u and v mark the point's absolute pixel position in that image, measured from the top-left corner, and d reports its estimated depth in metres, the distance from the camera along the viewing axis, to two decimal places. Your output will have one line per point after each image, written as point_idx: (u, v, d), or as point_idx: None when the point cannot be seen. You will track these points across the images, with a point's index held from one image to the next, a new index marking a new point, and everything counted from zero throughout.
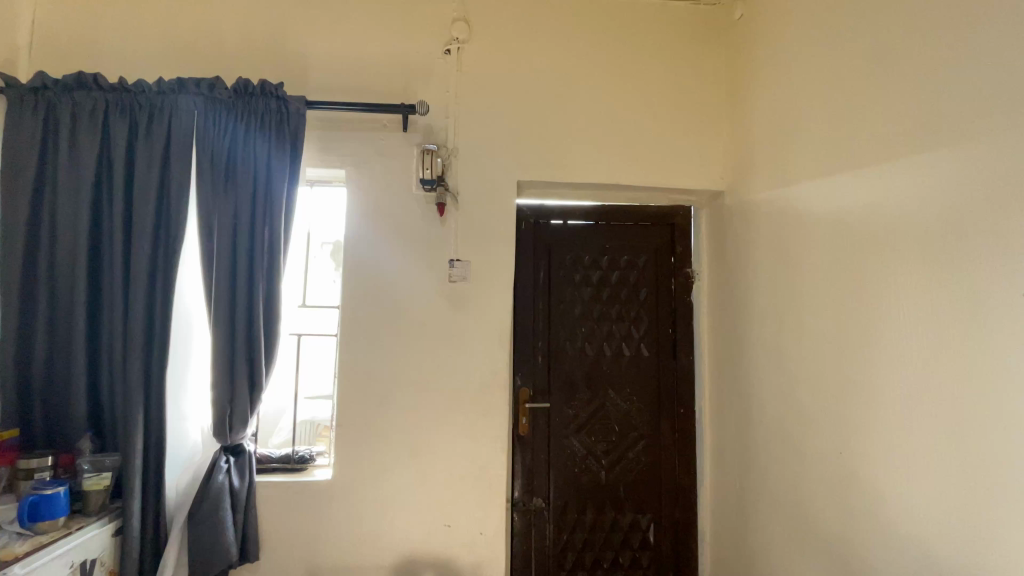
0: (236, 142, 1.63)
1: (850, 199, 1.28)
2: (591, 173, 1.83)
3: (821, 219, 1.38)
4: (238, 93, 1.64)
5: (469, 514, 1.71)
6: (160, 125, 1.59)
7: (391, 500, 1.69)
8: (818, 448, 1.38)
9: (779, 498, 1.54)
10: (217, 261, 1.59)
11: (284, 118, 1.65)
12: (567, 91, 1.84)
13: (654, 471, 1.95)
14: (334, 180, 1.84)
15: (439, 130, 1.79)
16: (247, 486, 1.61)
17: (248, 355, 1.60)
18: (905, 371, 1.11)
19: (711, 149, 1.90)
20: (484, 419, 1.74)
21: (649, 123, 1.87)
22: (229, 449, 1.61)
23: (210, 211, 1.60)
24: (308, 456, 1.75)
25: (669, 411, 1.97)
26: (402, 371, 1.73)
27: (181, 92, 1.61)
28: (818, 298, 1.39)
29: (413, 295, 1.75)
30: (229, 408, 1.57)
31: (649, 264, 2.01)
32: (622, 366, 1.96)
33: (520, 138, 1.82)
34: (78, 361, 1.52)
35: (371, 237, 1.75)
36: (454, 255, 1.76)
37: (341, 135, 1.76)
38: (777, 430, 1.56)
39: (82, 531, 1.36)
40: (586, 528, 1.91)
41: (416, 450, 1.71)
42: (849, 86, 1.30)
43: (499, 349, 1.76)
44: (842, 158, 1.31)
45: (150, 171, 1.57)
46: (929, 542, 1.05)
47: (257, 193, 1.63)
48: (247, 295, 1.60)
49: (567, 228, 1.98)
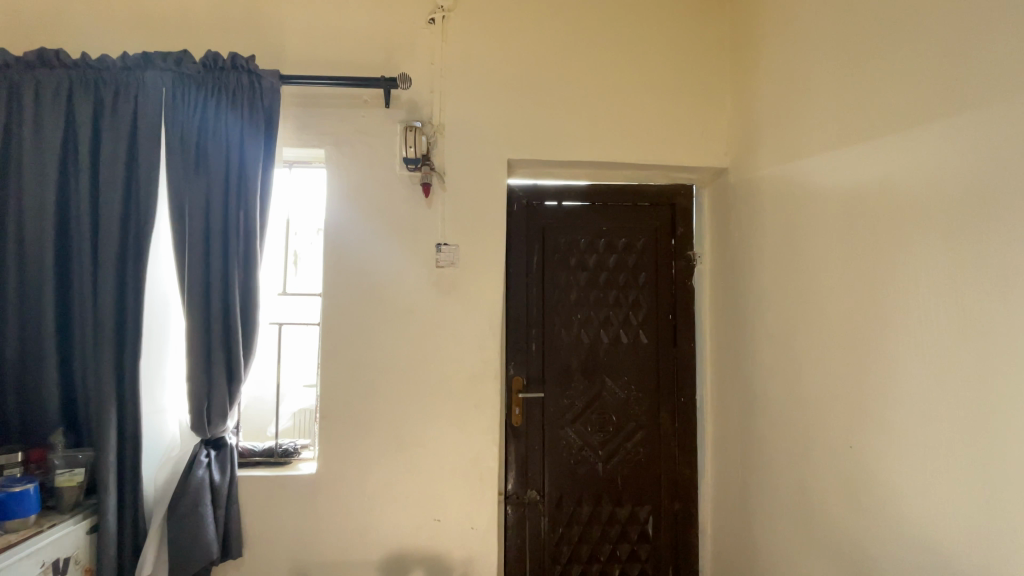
0: (207, 121, 1.52)
1: (863, 173, 1.16)
2: (584, 151, 1.73)
3: (830, 197, 1.27)
4: (208, 67, 1.53)
5: (458, 509, 1.65)
6: (126, 102, 1.50)
7: (378, 494, 1.63)
8: (825, 443, 1.29)
9: (784, 492, 1.46)
10: (189, 248, 1.50)
11: (257, 94, 1.54)
12: (559, 63, 1.73)
13: (653, 462, 1.88)
14: (314, 160, 1.74)
15: (423, 106, 1.68)
16: (228, 481, 1.56)
17: (226, 346, 1.53)
18: (919, 358, 1.02)
19: (714, 124, 1.78)
20: (475, 411, 1.67)
21: (648, 96, 1.75)
22: (211, 443, 1.55)
23: (182, 195, 1.50)
24: (292, 450, 1.69)
25: (669, 400, 1.89)
26: (388, 362, 1.65)
27: (148, 67, 1.51)
28: (827, 285, 1.29)
29: (399, 283, 1.66)
30: (207, 402, 1.50)
31: (649, 247, 1.91)
32: (620, 354, 1.88)
33: (509, 114, 1.71)
34: (49, 352, 1.45)
35: (352, 220, 1.66)
36: (441, 239, 1.67)
37: (319, 113, 1.65)
38: (783, 423, 1.48)
39: (55, 529, 1.31)
40: (582, 521, 1.85)
41: (403, 444, 1.65)
42: (867, 47, 1.17)
43: (490, 339, 1.68)
44: (856, 127, 1.19)
45: (117, 152, 1.48)
46: (946, 543, 0.96)
47: (231, 174, 1.52)
48: (223, 285, 1.52)
49: (561, 209, 1.88)
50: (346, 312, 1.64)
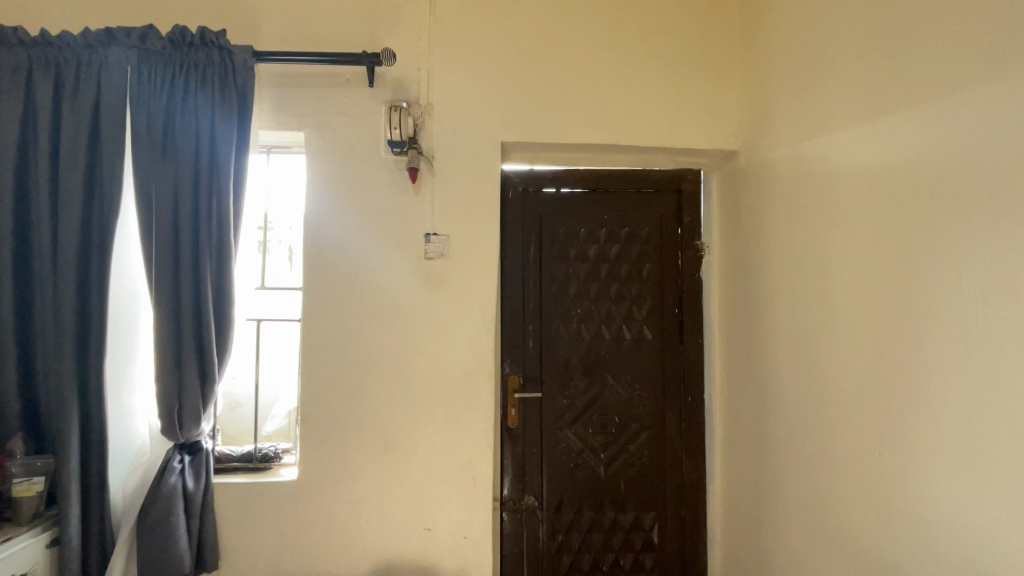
0: (175, 102, 1.41)
1: (894, 148, 1.04)
2: (583, 132, 1.61)
3: (853, 177, 1.15)
4: (175, 43, 1.41)
5: (450, 517, 1.54)
6: (88, 82, 1.39)
7: (364, 501, 1.53)
8: (847, 448, 1.17)
9: (801, 500, 1.34)
10: (157, 239, 1.39)
11: (229, 72, 1.43)
12: (556, 38, 1.61)
13: (658, 465, 1.77)
14: (293, 145, 1.63)
15: (410, 86, 1.57)
16: (203, 488, 1.45)
17: (198, 345, 1.42)
18: (964, 355, 0.90)
19: (723, 103, 1.66)
20: (467, 412, 1.56)
21: (652, 73, 1.63)
22: (185, 447, 1.45)
23: (148, 183, 1.40)
24: (272, 454, 1.59)
25: (675, 400, 1.77)
26: (373, 360, 1.54)
27: (111, 45, 1.40)
28: (847, 275, 1.17)
29: (385, 275, 1.55)
30: (178, 404, 1.40)
31: (653, 236, 1.79)
32: (623, 351, 1.76)
33: (503, 93, 1.59)
34: (6, 353, 1.35)
35: (334, 209, 1.54)
36: (430, 229, 1.56)
37: (298, 93, 1.54)
38: (798, 424, 1.36)
39: (10, 544, 1.21)
40: (583, 529, 1.74)
41: (391, 448, 1.54)
42: (898, 7, 1.04)
43: (483, 335, 1.57)
44: (885, 96, 1.07)
45: (77, 136, 1.38)
46: (993, 564, 0.85)
47: (201, 160, 1.41)
48: (194, 279, 1.41)
49: (559, 197, 1.76)
50: (328, 307, 1.54)
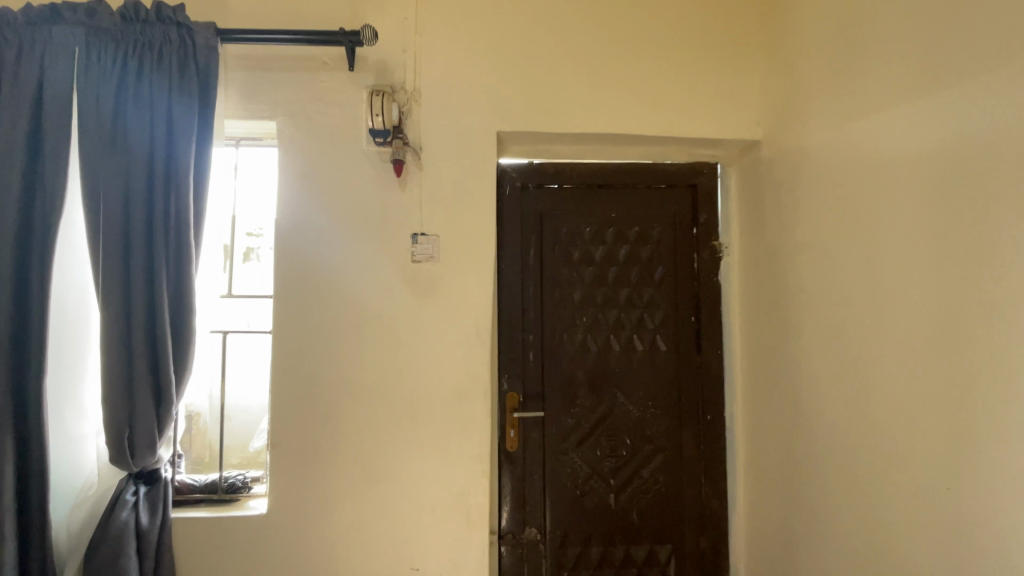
0: (127, 86, 1.25)
1: (958, 124, 0.88)
2: (587, 121, 1.44)
3: (903, 161, 0.98)
4: (128, 20, 1.26)
5: (439, 554, 1.36)
6: (29, 64, 1.23)
7: (343, 538, 1.35)
8: (897, 483, 0.99)
9: (839, 539, 1.16)
10: (105, 240, 1.22)
11: (189, 53, 1.27)
12: (557, 16, 1.45)
13: (674, 492, 1.59)
14: (265, 137, 1.47)
15: (395, 69, 1.41)
16: (160, 524, 1.28)
17: (153, 361, 1.25)
18: None
19: (742, 88, 1.49)
20: (459, 435, 1.38)
21: (662, 55, 1.47)
22: (142, 477, 1.27)
23: (97, 177, 1.23)
24: (240, 484, 1.41)
25: (693, 418, 1.60)
26: (354, 376, 1.37)
27: (56, 22, 1.25)
28: (896, 277, 0.99)
29: (367, 281, 1.38)
30: (129, 429, 1.23)
31: (666, 237, 1.62)
32: (634, 365, 1.59)
33: (497, 77, 1.43)
34: None
35: (311, 208, 1.38)
36: (417, 229, 1.39)
37: (270, 78, 1.38)
38: (833, 451, 1.18)
39: None
40: (591, 564, 1.56)
41: (373, 476, 1.36)
42: None
43: (477, 348, 1.40)
44: (943, 65, 0.91)
45: (16, 124, 1.21)
46: None
47: (157, 150, 1.25)
48: (148, 286, 1.24)
49: (562, 194, 1.60)
50: (304, 318, 1.37)
